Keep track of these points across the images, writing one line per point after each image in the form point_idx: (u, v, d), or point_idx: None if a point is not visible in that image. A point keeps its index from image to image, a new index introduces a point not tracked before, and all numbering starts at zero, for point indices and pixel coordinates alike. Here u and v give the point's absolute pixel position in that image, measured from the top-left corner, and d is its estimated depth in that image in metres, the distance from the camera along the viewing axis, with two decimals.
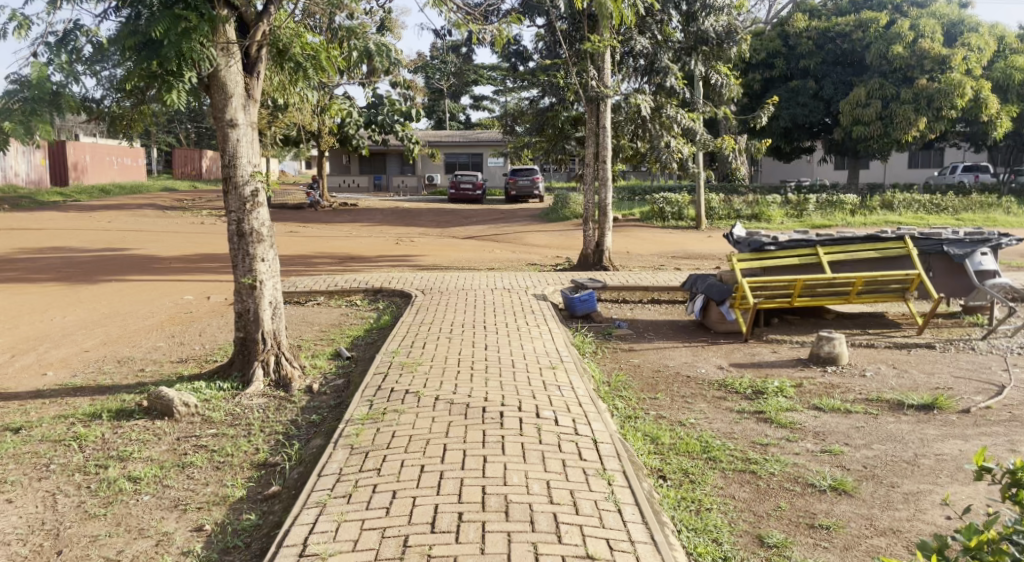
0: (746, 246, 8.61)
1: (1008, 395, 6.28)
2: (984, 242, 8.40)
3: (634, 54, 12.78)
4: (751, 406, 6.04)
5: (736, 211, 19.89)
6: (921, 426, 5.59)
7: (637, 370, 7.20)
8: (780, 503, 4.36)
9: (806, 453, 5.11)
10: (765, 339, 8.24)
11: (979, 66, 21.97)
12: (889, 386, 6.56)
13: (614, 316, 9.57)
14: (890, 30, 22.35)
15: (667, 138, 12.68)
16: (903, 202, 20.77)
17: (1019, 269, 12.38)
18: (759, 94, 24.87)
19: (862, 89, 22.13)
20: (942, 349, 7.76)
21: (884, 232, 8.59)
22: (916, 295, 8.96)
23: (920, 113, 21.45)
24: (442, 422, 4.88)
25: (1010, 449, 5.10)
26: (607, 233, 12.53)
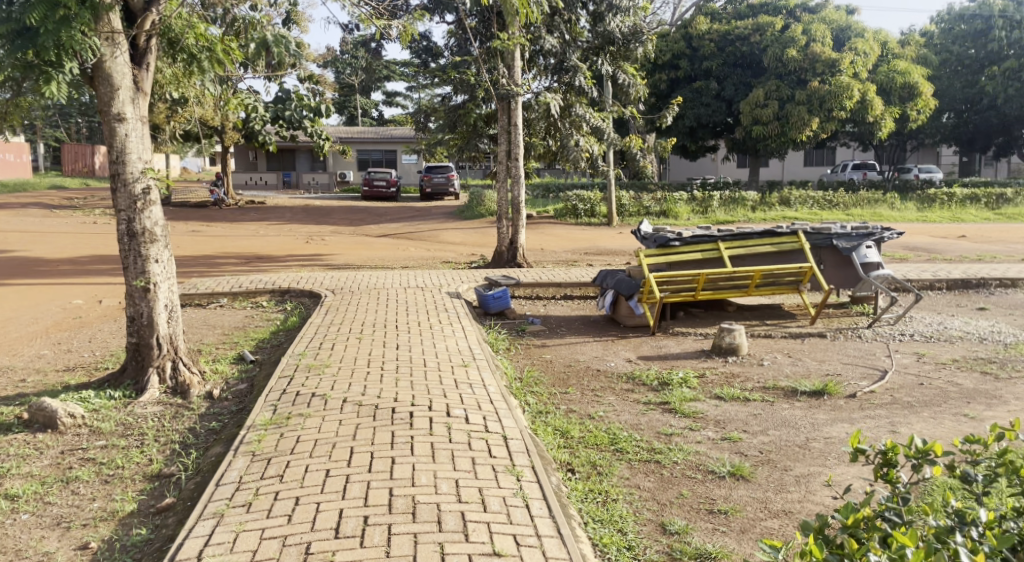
0: (653, 242, 8.88)
1: (891, 379, 6.68)
2: (870, 236, 8.82)
3: (543, 53, 12.83)
4: (657, 398, 6.21)
5: (645, 208, 20.37)
6: (812, 411, 5.89)
7: (549, 365, 7.29)
8: (682, 491, 4.51)
9: (707, 441, 5.29)
10: (671, 332, 8.47)
11: (865, 70, 23.10)
12: (784, 374, 6.87)
13: (526, 313, 9.64)
14: (786, 33, 23.19)
15: (576, 137, 12.87)
16: (799, 199, 21.91)
17: (901, 262, 13.20)
18: (666, 94, 25.71)
19: (760, 90, 23.15)
20: (832, 338, 8.19)
21: (780, 227, 8.99)
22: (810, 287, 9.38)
23: (813, 113, 22.61)
24: (350, 425, 4.80)
25: (891, 431, 5.42)
26: (520, 232, 12.59)
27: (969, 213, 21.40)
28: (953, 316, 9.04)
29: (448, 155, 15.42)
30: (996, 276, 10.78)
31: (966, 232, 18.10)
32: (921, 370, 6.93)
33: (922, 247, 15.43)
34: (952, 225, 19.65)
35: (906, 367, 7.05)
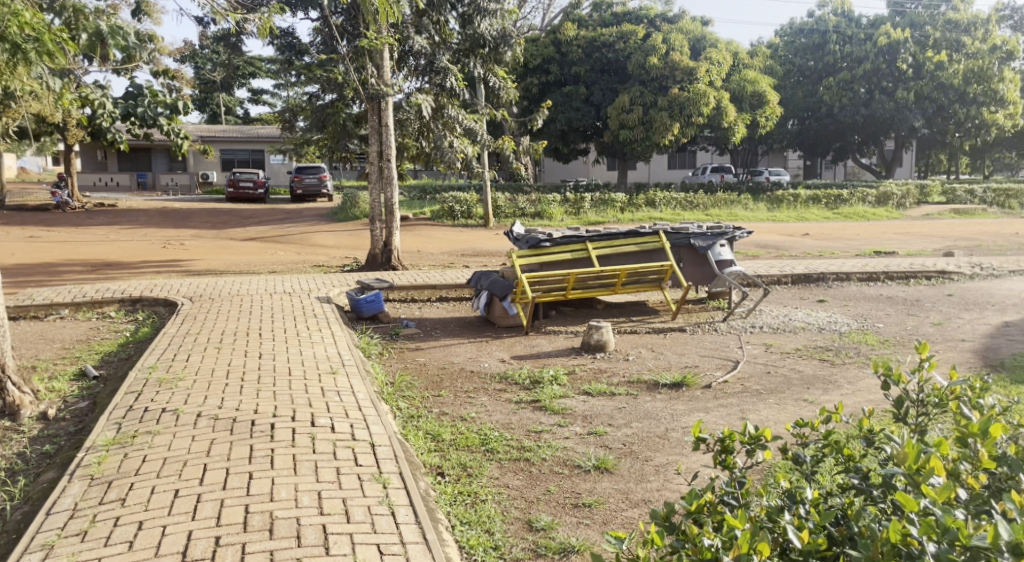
0: (525, 243, 9.02)
1: (743, 369, 7.08)
2: (722, 235, 9.28)
3: (413, 53, 12.61)
4: (528, 396, 6.28)
5: (521, 209, 20.60)
6: (672, 402, 6.14)
7: (422, 368, 7.22)
8: (549, 487, 4.57)
9: (574, 436, 5.40)
10: (543, 331, 8.60)
11: (719, 79, 24.37)
12: (648, 368, 7.13)
13: (400, 316, 9.50)
14: (647, 42, 24.06)
15: (450, 138, 12.78)
16: (664, 200, 22.73)
17: (755, 258, 14.03)
18: (536, 97, 26.16)
19: (625, 96, 23.94)
20: (692, 332, 8.58)
21: (643, 227, 9.33)
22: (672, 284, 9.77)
23: (674, 119, 23.75)
24: (203, 441, 4.56)
25: (742, 417, 5.73)
26: (395, 233, 12.40)
27: (812, 213, 22.98)
28: (797, 309, 9.67)
29: (317, 155, 14.96)
30: (834, 270, 11.64)
31: (810, 230, 19.47)
32: (769, 360, 7.38)
33: (771, 244, 16.45)
34: (797, 224, 21.06)
35: (756, 357, 7.49)
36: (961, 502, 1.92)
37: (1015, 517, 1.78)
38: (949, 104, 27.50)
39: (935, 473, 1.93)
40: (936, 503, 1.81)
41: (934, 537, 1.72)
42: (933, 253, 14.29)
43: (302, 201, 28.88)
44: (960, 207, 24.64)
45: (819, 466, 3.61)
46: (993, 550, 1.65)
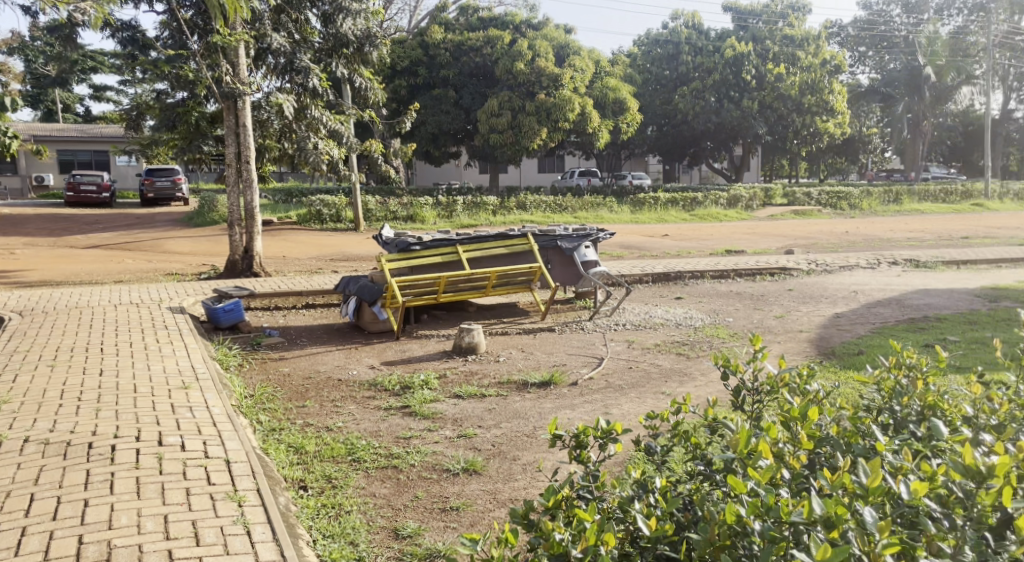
0: (394, 246, 8.89)
1: (607, 365, 7.30)
2: (587, 237, 9.54)
3: (271, 50, 11.90)
4: (397, 402, 6.20)
5: (392, 212, 20.30)
6: (541, 401, 6.24)
7: (286, 378, 6.97)
8: (417, 492, 4.54)
9: (444, 440, 5.37)
10: (414, 335, 8.51)
11: (583, 86, 25.05)
12: (517, 368, 7.21)
13: (262, 325, 9.14)
14: (514, 47, 24.40)
15: (313, 140, 12.58)
16: (533, 203, 22.96)
17: (618, 258, 14.53)
18: (404, 100, 25.86)
19: (494, 100, 24.12)
20: (560, 331, 8.76)
21: (512, 230, 9.40)
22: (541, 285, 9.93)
23: (541, 123, 24.31)
24: (32, 469, 4.20)
25: (606, 412, 5.90)
26: (256, 239, 11.95)
27: (671, 215, 24.08)
28: (657, 306, 10.09)
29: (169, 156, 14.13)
30: (690, 268, 12.23)
31: (669, 231, 20.36)
32: (631, 356, 7.66)
33: (633, 245, 17.09)
34: (658, 226, 22.00)
35: (619, 354, 7.74)
36: (786, 480, 2.07)
37: (829, 491, 1.95)
38: (788, 114, 29.66)
39: (762, 456, 2.08)
40: (758, 484, 1.95)
41: (760, 510, 1.85)
42: (777, 251, 15.33)
43: (155, 205, 27.23)
44: (801, 208, 26.49)
45: (679, 455, 3.78)
46: (809, 521, 1.80)
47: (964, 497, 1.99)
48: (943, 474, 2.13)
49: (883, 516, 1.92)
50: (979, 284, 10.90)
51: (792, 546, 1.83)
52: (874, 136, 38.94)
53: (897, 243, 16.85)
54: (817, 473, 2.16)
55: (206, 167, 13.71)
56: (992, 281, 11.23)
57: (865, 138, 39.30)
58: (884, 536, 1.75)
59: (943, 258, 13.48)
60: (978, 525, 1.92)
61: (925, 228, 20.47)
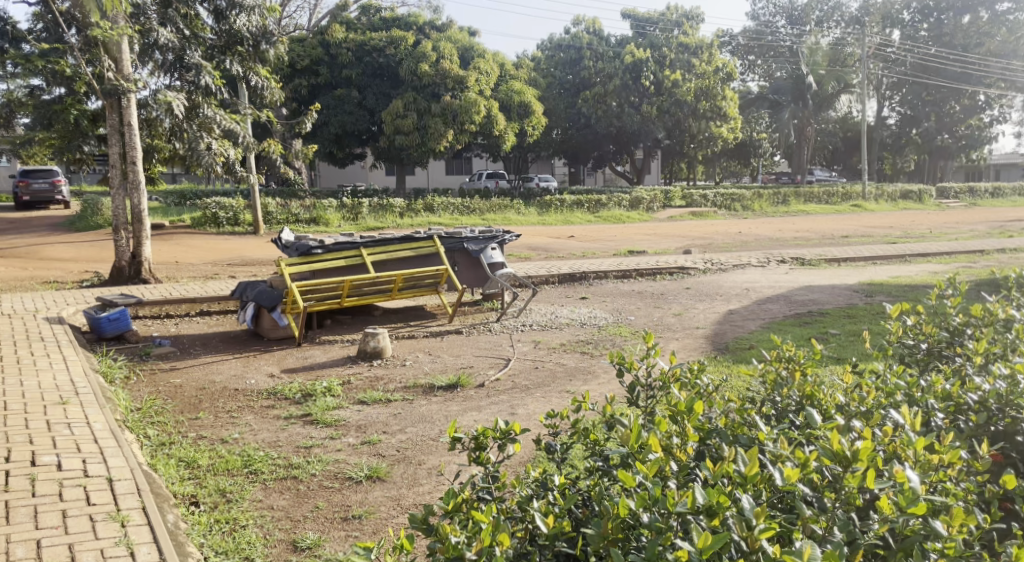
0: (295, 250, 8.66)
1: (514, 367, 7.34)
2: (494, 239, 9.56)
3: (158, 46, 11.55)
4: (298, 410, 6.05)
5: (294, 215, 19.79)
6: (447, 404, 6.22)
7: (178, 390, 6.68)
8: (317, 503, 4.44)
9: (347, 447, 5.29)
10: (317, 342, 8.32)
11: (488, 88, 25.10)
12: (424, 372, 7.16)
13: (154, 334, 8.74)
14: (417, 48, 24.25)
15: (207, 141, 12.01)
16: (442, 205, 22.80)
17: (523, 260, 14.66)
18: (305, 100, 25.24)
19: (399, 102, 23.89)
20: (467, 334, 8.75)
21: (418, 233, 9.32)
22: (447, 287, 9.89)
23: (448, 126, 24.23)
24: None
25: (512, 413, 5.94)
26: (145, 244, 11.42)
27: (576, 217, 24.47)
28: (562, 306, 10.23)
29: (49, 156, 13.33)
30: (593, 269, 12.46)
31: (573, 233, 20.68)
32: (536, 356, 7.73)
33: (539, 246, 17.26)
34: (563, 227, 22.29)
35: (526, 355, 7.80)
36: (673, 472, 2.16)
37: (712, 481, 2.04)
38: (685, 118, 30.65)
39: (652, 451, 2.16)
40: (646, 477, 2.03)
41: (646, 503, 1.92)
42: (676, 251, 15.80)
43: (35, 209, 25.61)
44: (699, 210, 27.38)
45: (579, 453, 3.84)
46: (692, 510, 1.88)
47: (834, 481, 2.13)
48: (815, 461, 2.28)
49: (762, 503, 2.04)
50: (859, 279, 11.57)
51: (677, 535, 1.91)
52: (764, 140, 40.74)
53: (786, 243, 17.70)
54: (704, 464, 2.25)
55: (87, 168, 13.05)
56: (870, 277, 11.94)
57: (756, 143, 41.07)
58: (761, 520, 1.86)
59: (827, 256, 14.24)
60: (847, 507, 2.06)
61: (811, 227, 21.58)
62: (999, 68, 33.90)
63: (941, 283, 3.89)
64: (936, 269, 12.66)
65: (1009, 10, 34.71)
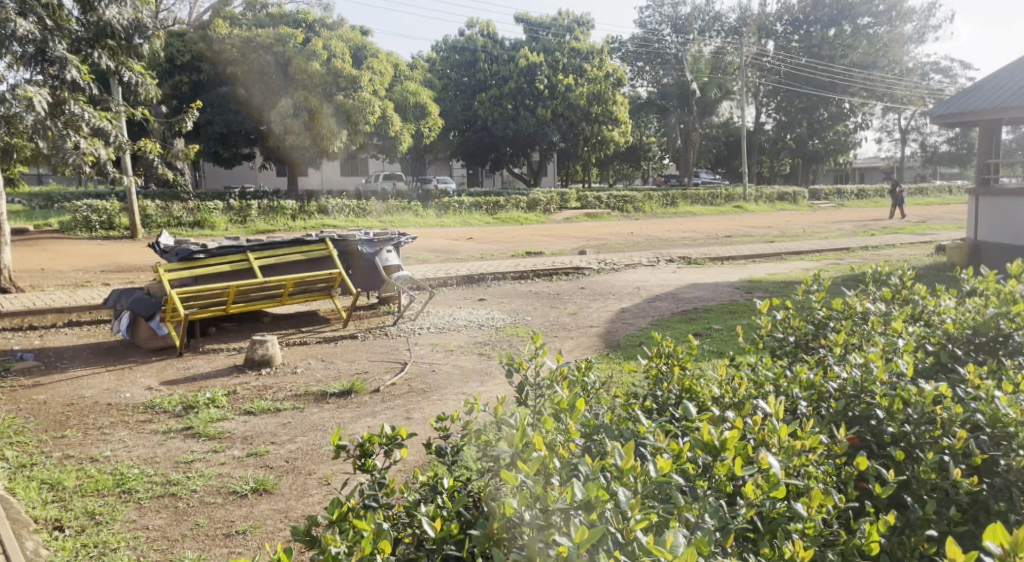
0: (174, 255, 8.26)
1: (410, 370, 7.26)
2: (389, 242, 9.38)
3: (18, 38, 10.36)
4: (178, 424, 5.77)
5: (176, 218, 18.89)
6: (339, 411, 6.09)
7: (43, 407, 6.25)
8: (198, 520, 4.25)
9: (231, 461, 5.08)
10: (201, 351, 7.97)
11: (382, 88, 24.77)
12: (316, 379, 6.98)
13: (17, 347, 8.15)
14: (306, 46, 23.33)
15: (74, 139, 11.28)
16: (336, 207, 22.31)
17: (419, 262, 14.55)
18: (187, 97, 24.17)
19: (289, 101, 23.24)
20: (363, 338, 8.59)
21: (309, 236, 9.06)
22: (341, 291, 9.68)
23: (341, 126, 23.80)
24: None
25: (407, 417, 5.88)
26: (3, 250, 10.59)
27: (474, 218, 24.51)
28: (459, 308, 10.20)
29: None
30: (491, 270, 12.50)
31: (471, 234, 20.71)
32: (433, 359, 7.68)
33: (437, 248, 17.17)
34: (461, 229, 22.29)
35: (422, 358, 7.73)
36: (556, 469, 2.21)
37: (592, 476, 2.11)
38: (579, 121, 31.34)
39: (537, 449, 2.20)
40: (529, 476, 2.08)
41: (528, 500, 1.97)
42: (570, 252, 16.06)
43: None
44: (593, 211, 27.99)
45: (472, 457, 3.83)
46: (570, 506, 1.95)
47: (705, 470, 2.24)
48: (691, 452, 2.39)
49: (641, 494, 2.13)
50: (741, 276, 12.13)
51: (559, 530, 1.98)
52: (653, 144, 42.03)
53: (674, 242, 18.37)
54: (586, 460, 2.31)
55: None
56: (752, 274, 12.54)
57: (646, 146, 42.40)
58: (637, 512, 1.95)
59: (714, 255, 14.84)
60: (718, 494, 2.18)
61: (696, 227, 22.61)
62: (861, 78, 36.82)
63: (807, 278, 4.13)
64: (810, 266, 13.45)
65: (869, 24, 37.72)
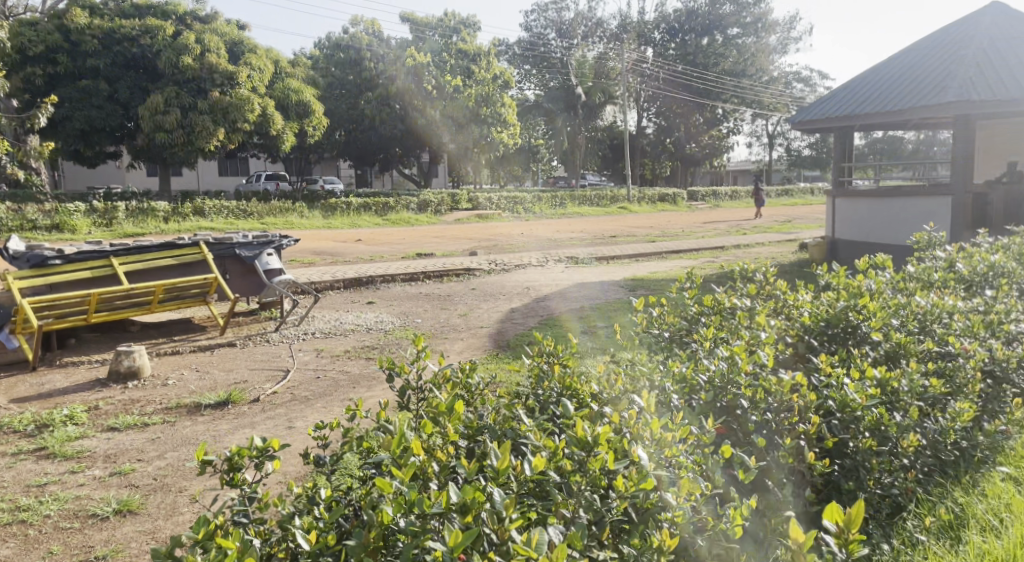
0: (26, 261, 7.68)
1: (293, 378, 7.03)
2: (269, 244, 9.07)
3: None
4: (31, 445, 5.35)
5: (33, 221, 17.53)
6: (215, 423, 5.82)
7: None
8: (51, 548, 3.96)
9: (92, 481, 4.76)
10: (59, 364, 7.45)
11: (261, 85, 23.91)
12: (189, 390, 6.64)
13: None
14: (177, 39, 22.31)
15: None
16: (213, 209, 21.39)
17: (303, 265, 14.15)
18: (43, 91, 22.51)
19: (159, 96, 22.06)
20: (241, 346, 8.25)
21: (180, 239, 8.60)
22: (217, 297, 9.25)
23: (217, 123, 22.67)
24: None
25: (289, 426, 5.68)
26: None
27: (362, 220, 24.03)
28: (346, 312, 9.95)
29: None
30: (380, 273, 12.29)
31: (360, 236, 20.33)
32: (318, 365, 7.46)
33: (324, 251, 16.76)
34: (349, 230, 21.86)
35: (306, 364, 7.50)
36: (435, 473, 2.19)
37: (466, 477, 2.11)
38: (467, 123, 31.39)
39: (415, 454, 2.17)
40: (403, 482, 2.06)
41: (404, 506, 1.97)
42: (460, 253, 16.04)
43: None
44: (483, 212, 28.06)
45: (354, 464, 3.74)
46: (445, 510, 1.96)
47: (579, 465, 2.29)
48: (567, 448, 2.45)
49: (518, 494, 2.17)
50: (627, 275, 12.48)
51: (434, 536, 1.97)
52: (541, 146, 42.65)
53: (562, 242, 18.71)
54: (463, 462, 2.30)
55: None
56: (637, 272, 12.90)
57: (534, 148, 42.99)
58: (511, 511, 1.97)
59: (601, 254, 15.19)
60: (592, 488, 2.25)
61: (582, 228, 23.22)
62: (732, 86, 39.01)
63: (681, 276, 4.25)
64: (690, 264, 13.99)
65: (738, 34, 40.02)
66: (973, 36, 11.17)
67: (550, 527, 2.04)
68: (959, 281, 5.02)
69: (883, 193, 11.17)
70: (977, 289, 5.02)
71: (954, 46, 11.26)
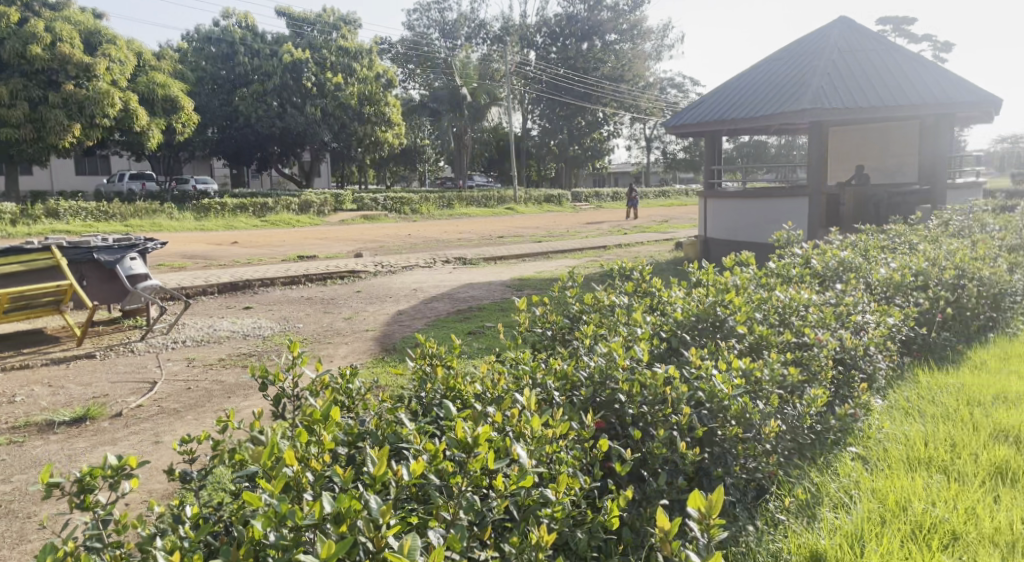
0: None
1: (159, 390, 6.68)
2: (133, 247, 8.50)
3: None
4: None
5: None
6: (71, 441, 5.46)
7: None
8: None
9: None
10: None
11: (123, 79, 22.56)
12: (41, 407, 6.20)
13: None
14: (24, 27, 20.68)
15: None
16: (68, 210, 20.09)
17: (174, 270, 13.50)
18: None
19: (4, 88, 20.42)
20: (102, 357, 7.77)
21: (29, 244, 7.98)
22: (74, 306, 8.67)
23: (73, 118, 21.24)
24: None
25: (154, 441, 5.40)
26: None
27: (238, 221, 23.03)
28: (220, 318, 9.54)
29: None
30: (258, 276, 11.88)
31: (236, 238, 19.58)
32: (188, 375, 7.13)
33: (197, 254, 16.05)
34: (225, 232, 21.01)
35: (174, 375, 7.15)
36: (308, 483, 2.15)
37: (340, 487, 2.08)
38: (349, 123, 30.75)
39: (286, 464, 2.12)
40: (272, 494, 2.01)
41: (276, 517, 1.91)
42: (344, 255, 15.72)
43: None
44: (368, 213, 27.56)
45: (227, 478, 3.60)
46: (318, 521, 1.92)
47: (460, 466, 2.29)
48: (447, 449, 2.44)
49: (396, 500, 2.16)
50: (513, 275, 12.60)
51: (305, 548, 1.94)
52: (425, 147, 42.43)
53: (449, 243, 18.67)
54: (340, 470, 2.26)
55: None
56: (522, 273, 13.05)
57: (419, 148, 42.73)
58: (386, 518, 1.96)
59: (487, 255, 15.27)
60: (472, 488, 2.25)
61: (467, 228, 23.32)
62: (612, 90, 40.12)
63: (564, 275, 4.32)
64: (573, 264, 14.28)
65: (615, 40, 41.09)
66: (825, 48, 11.97)
67: (430, 531, 2.05)
68: (814, 276, 5.38)
69: (747, 194, 11.79)
70: (830, 283, 5.41)
71: (809, 57, 12.03)
